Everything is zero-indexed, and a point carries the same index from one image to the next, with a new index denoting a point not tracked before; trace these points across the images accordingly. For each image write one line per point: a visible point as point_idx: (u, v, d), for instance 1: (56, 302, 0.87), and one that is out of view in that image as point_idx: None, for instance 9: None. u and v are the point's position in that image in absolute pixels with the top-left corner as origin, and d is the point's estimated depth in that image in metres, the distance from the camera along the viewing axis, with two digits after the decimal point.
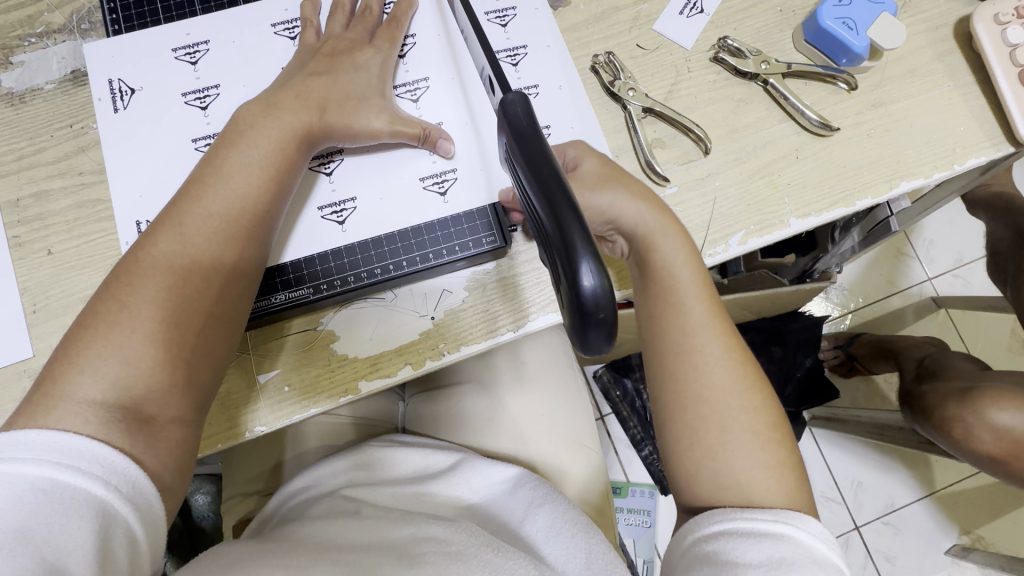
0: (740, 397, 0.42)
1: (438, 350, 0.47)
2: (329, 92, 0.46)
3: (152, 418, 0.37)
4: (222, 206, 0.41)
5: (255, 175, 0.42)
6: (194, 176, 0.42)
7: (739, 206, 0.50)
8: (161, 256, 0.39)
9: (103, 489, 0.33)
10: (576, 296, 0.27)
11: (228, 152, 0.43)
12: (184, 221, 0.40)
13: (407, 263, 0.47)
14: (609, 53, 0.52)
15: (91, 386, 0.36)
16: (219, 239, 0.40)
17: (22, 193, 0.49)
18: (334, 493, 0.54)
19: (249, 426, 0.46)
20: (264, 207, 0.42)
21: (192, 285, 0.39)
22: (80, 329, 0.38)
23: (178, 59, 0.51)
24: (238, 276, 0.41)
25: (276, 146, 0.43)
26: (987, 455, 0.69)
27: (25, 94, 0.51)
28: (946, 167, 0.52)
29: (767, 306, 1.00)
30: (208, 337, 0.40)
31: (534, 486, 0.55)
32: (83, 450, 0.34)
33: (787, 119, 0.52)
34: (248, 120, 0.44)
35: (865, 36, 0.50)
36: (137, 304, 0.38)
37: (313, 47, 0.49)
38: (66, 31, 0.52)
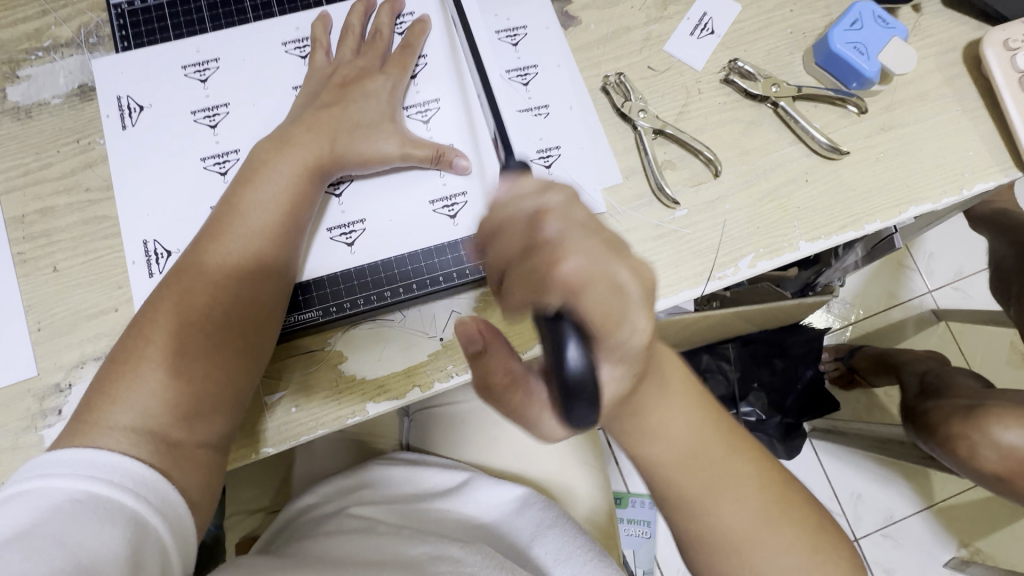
0: (759, 493, 0.41)
1: (446, 371, 0.47)
2: (339, 123, 0.47)
3: (180, 442, 0.39)
4: (242, 240, 0.43)
5: (272, 208, 0.44)
6: (215, 214, 0.44)
7: (749, 228, 0.50)
8: (186, 292, 0.41)
9: (133, 499, 0.35)
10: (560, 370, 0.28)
11: (246, 189, 0.44)
12: (207, 256, 0.42)
13: (416, 286, 0.47)
14: (620, 74, 0.52)
15: (123, 416, 0.38)
16: (239, 273, 0.42)
17: (27, 208, 0.48)
18: (342, 512, 0.53)
19: (257, 446, 0.45)
20: (281, 240, 0.44)
21: (213, 319, 0.41)
22: (114, 363, 0.40)
23: (187, 76, 0.50)
24: (258, 307, 0.42)
25: (290, 180, 0.44)
26: (991, 473, 0.69)
27: (32, 108, 0.50)
28: (954, 192, 0.52)
29: (769, 319, 1.01)
30: (230, 367, 0.41)
31: (541, 507, 0.55)
32: (116, 465, 0.36)
33: (797, 142, 0.52)
34: (263, 156, 0.45)
35: (875, 61, 0.50)
36: (163, 339, 0.40)
37: (324, 73, 0.49)
38: (73, 46, 0.51)
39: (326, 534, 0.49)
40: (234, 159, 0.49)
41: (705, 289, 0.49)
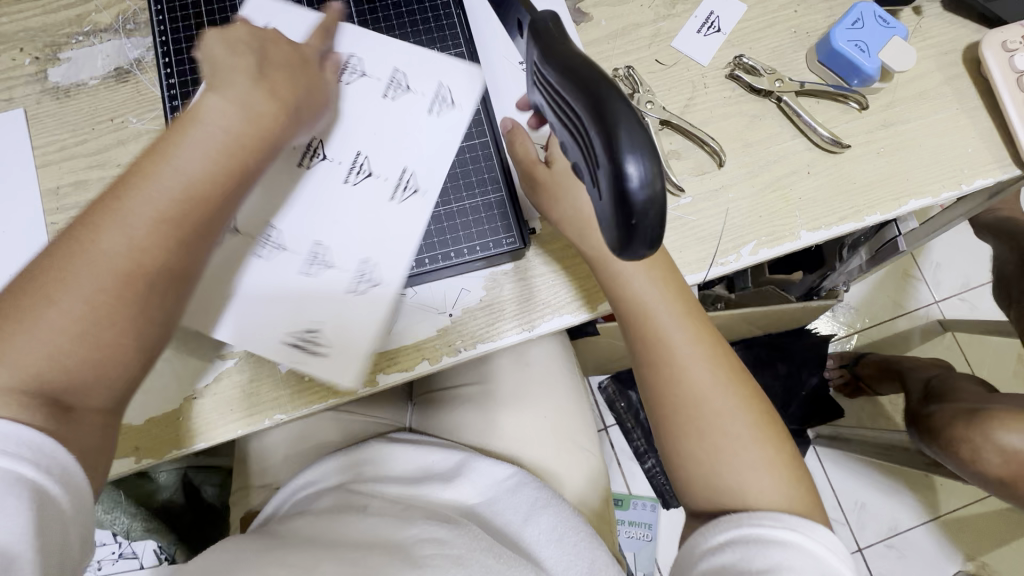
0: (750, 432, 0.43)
1: (454, 346, 0.49)
2: (314, 93, 0.45)
3: (77, 409, 0.35)
4: (167, 190, 0.37)
5: (216, 161, 0.38)
6: (134, 164, 0.38)
7: (751, 217, 0.52)
8: (91, 242, 0.35)
9: (32, 470, 0.32)
10: (622, 194, 0.25)
11: (179, 139, 0.38)
12: (116, 209, 0.36)
13: (429, 261, 0.49)
14: (629, 68, 0.54)
15: (2, 375, 0.32)
16: (156, 234, 0.36)
17: (62, 181, 0.51)
18: (338, 489, 0.55)
19: (270, 413, 0.47)
20: (216, 208, 0.39)
21: (125, 278, 0.35)
22: None
23: (212, 73, 0.52)
24: (179, 270, 0.37)
25: (238, 132, 0.39)
26: (994, 477, 0.69)
27: (70, 88, 0.53)
28: (954, 187, 0.53)
29: (773, 321, 1.01)
30: (152, 336, 0.37)
31: (533, 489, 0.56)
32: (15, 435, 0.32)
33: (800, 136, 0.54)
34: (206, 105, 0.39)
35: (875, 59, 0.52)
36: (57, 293, 0.34)
37: (323, 58, 0.50)
38: (111, 31, 0.54)
39: (318, 513, 0.51)
40: None
41: (708, 274, 0.51)
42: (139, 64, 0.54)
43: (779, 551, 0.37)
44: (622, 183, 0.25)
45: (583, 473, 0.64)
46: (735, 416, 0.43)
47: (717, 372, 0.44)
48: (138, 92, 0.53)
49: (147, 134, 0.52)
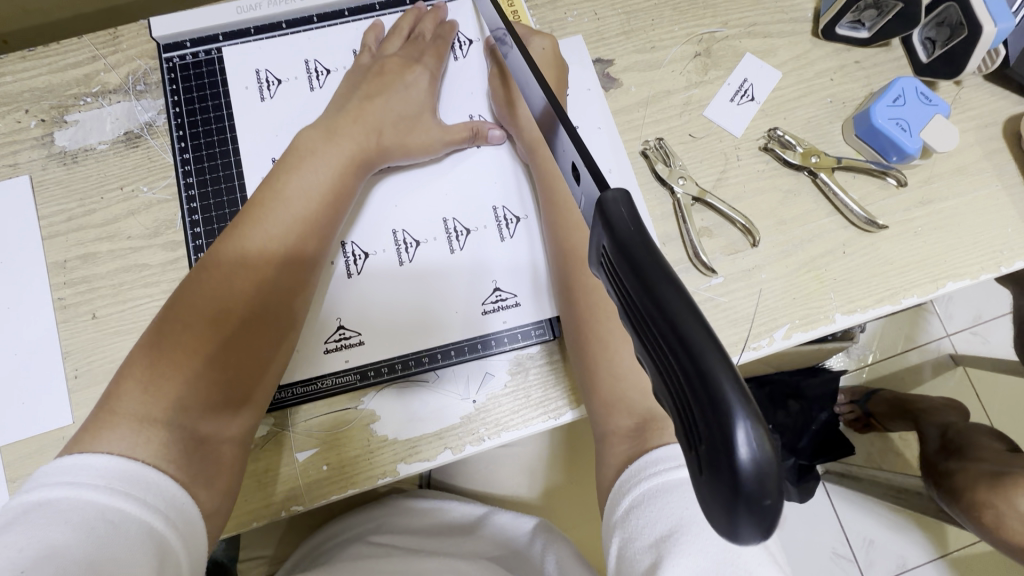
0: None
1: (478, 435, 0.47)
2: (382, 110, 0.48)
3: (207, 439, 0.37)
4: (283, 224, 0.42)
5: (316, 198, 0.43)
6: (255, 196, 0.43)
7: (785, 299, 0.50)
8: (213, 282, 0.39)
9: (162, 522, 0.32)
10: (720, 467, 0.16)
11: (291, 174, 0.44)
12: (244, 241, 0.41)
13: (468, 347, 0.47)
14: (660, 139, 0.52)
15: (151, 406, 0.36)
16: (278, 260, 0.41)
17: (69, 254, 0.49)
18: (361, 539, 0.55)
19: (291, 504, 0.45)
20: (323, 228, 0.43)
21: (245, 306, 0.39)
22: (138, 353, 0.38)
23: (252, 95, 0.51)
24: (289, 296, 0.41)
25: (337, 167, 0.44)
26: (1018, 545, 0.68)
27: (78, 153, 0.51)
28: (993, 269, 0.51)
29: (789, 362, 0.99)
30: (256, 374, 0.40)
31: (551, 530, 0.53)
32: (135, 475, 0.33)
33: (835, 213, 0.52)
34: (307, 149, 0.45)
35: (917, 138, 0.50)
36: (198, 324, 0.38)
37: (363, 66, 0.50)
38: (121, 92, 0.52)
39: (346, 559, 0.50)
40: None
41: (740, 358, 0.49)
42: (150, 128, 0.51)
43: (679, 498, 0.33)
44: (718, 454, 0.16)
45: None
46: None
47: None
48: (149, 158, 0.51)
49: (158, 203, 0.50)
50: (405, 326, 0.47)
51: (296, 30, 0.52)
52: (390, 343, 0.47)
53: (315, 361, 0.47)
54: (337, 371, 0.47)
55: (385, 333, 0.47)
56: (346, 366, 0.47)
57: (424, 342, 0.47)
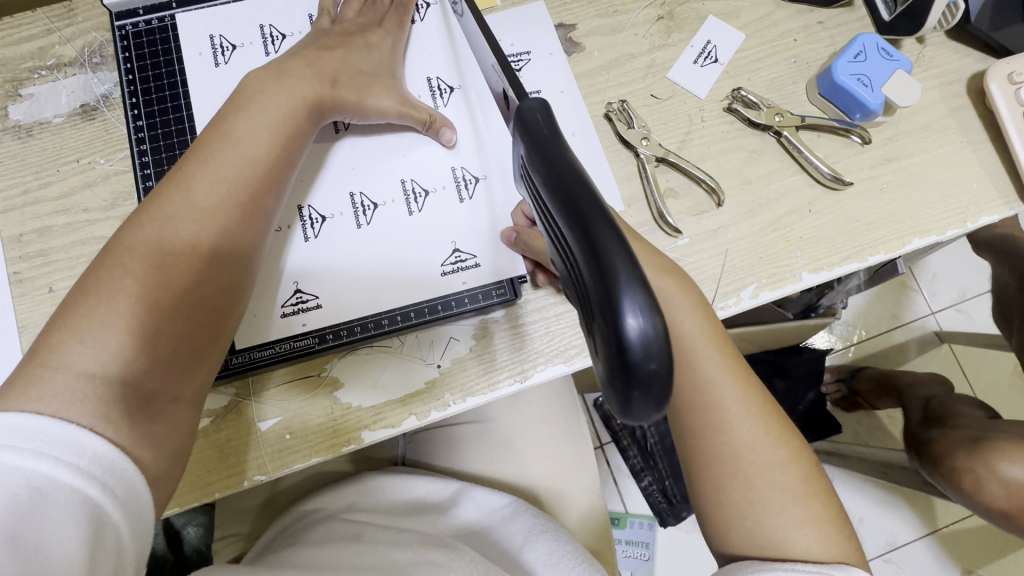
0: (768, 444, 0.41)
1: (443, 400, 0.46)
2: (340, 66, 0.46)
3: (154, 396, 0.35)
4: (231, 168, 0.40)
5: (266, 143, 0.41)
6: (200, 141, 0.41)
7: (751, 258, 0.50)
8: (156, 229, 0.37)
9: (96, 490, 0.31)
10: (618, 343, 0.21)
11: (238, 118, 0.42)
12: (190, 186, 0.39)
13: (428, 309, 0.46)
14: (623, 102, 0.52)
15: (89, 357, 0.34)
16: (227, 206, 0.39)
17: (25, 228, 0.48)
18: (333, 519, 0.54)
19: (252, 475, 0.44)
20: (275, 174, 0.42)
21: (193, 253, 0.38)
22: (74, 301, 0.35)
23: (206, 61, 0.50)
24: (240, 243, 0.40)
25: (286, 112, 0.43)
26: (998, 509, 0.68)
27: (33, 127, 0.50)
28: (959, 225, 0.51)
29: (772, 339, 0.98)
30: (208, 325, 0.38)
31: (526, 514, 0.55)
32: (68, 438, 0.31)
33: (800, 172, 0.52)
34: (254, 94, 0.43)
35: (880, 94, 0.50)
36: (140, 269, 0.36)
37: (323, 31, 0.49)
38: (76, 65, 0.51)
39: (320, 543, 0.50)
40: None
41: None
42: (107, 100, 0.51)
43: None
44: (618, 334, 0.21)
45: (581, 511, 0.62)
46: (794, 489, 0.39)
47: (734, 377, 0.41)
48: (105, 130, 0.50)
49: (115, 175, 0.49)
50: (363, 289, 0.46)
51: None
52: (347, 306, 0.46)
53: (271, 326, 0.45)
54: (293, 337, 0.46)
55: (343, 298, 0.46)
56: (303, 330, 0.46)
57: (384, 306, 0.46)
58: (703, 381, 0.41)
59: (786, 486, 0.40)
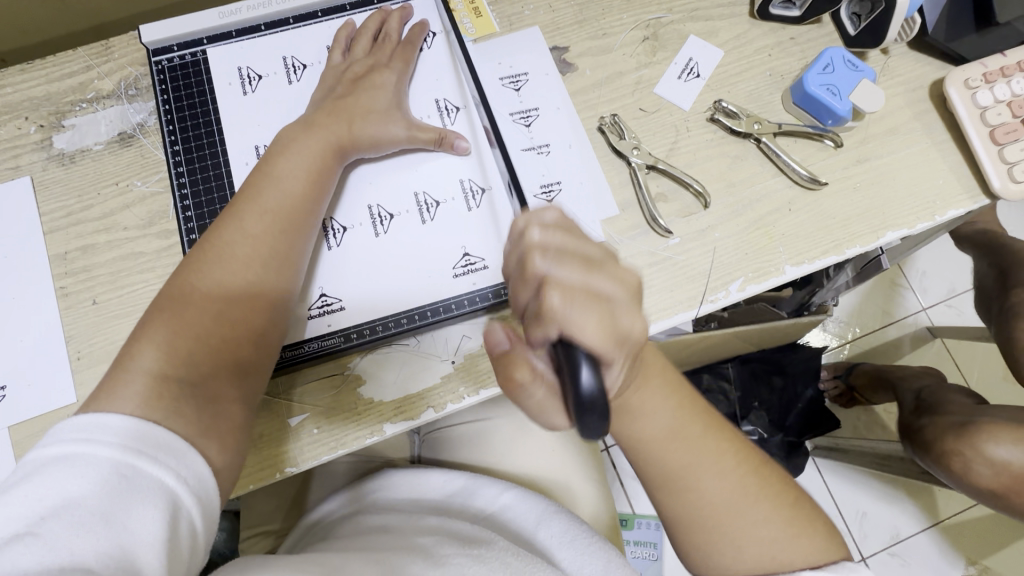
0: (750, 500, 0.45)
1: (458, 393, 0.50)
2: (356, 108, 0.51)
3: (216, 396, 0.40)
4: (275, 200, 0.46)
5: (303, 178, 0.47)
6: (249, 181, 0.47)
7: (738, 255, 0.54)
8: (213, 256, 0.43)
9: (175, 481, 0.34)
10: (576, 391, 0.32)
11: (279, 158, 0.48)
12: (240, 218, 0.45)
13: (442, 309, 0.51)
14: (614, 115, 0.57)
15: (162, 361, 0.39)
16: (273, 231, 0.45)
17: (69, 246, 0.52)
18: (357, 515, 0.56)
19: (284, 467, 0.48)
20: (311, 203, 0.47)
21: (242, 275, 0.43)
22: (147, 319, 0.41)
23: (235, 89, 0.55)
24: (284, 263, 0.45)
25: (318, 148, 0.48)
26: (987, 489, 0.72)
27: (75, 154, 0.55)
28: (928, 219, 0.56)
29: (768, 338, 1.02)
30: (257, 334, 0.43)
31: (538, 498, 0.58)
32: (143, 432, 0.35)
33: (780, 174, 0.56)
34: (287, 139, 0.49)
35: (847, 102, 0.54)
36: (202, 290, 0.42)
37: (338, 69, 0.54)
38: (114, 97, 0.56)
39: (346, 535, 0.52)
40: None
41: (699, 311, 0.53)
42: (142, 128, 0.55)
43: None
44: (576, 383, 0.32)
45: (589, 499, 0.66)
46: (773, 525, 0.45)
47: (709, 443, 0.46)
48: (142, 155, 0.55)
49: (151, 196, 0.54)
50: (382, 294, 0.51)
51: (274, 30, 0.57)
52: (368, 308, 0.50)
53: (301, 327, 0.49)
54: (321, 336, 0.50)
55: (365, 301, 0.50)
56: (329, 330, 0.50)
57: (401, 309, 0.50)
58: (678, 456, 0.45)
59: (775, 532, 0.45)
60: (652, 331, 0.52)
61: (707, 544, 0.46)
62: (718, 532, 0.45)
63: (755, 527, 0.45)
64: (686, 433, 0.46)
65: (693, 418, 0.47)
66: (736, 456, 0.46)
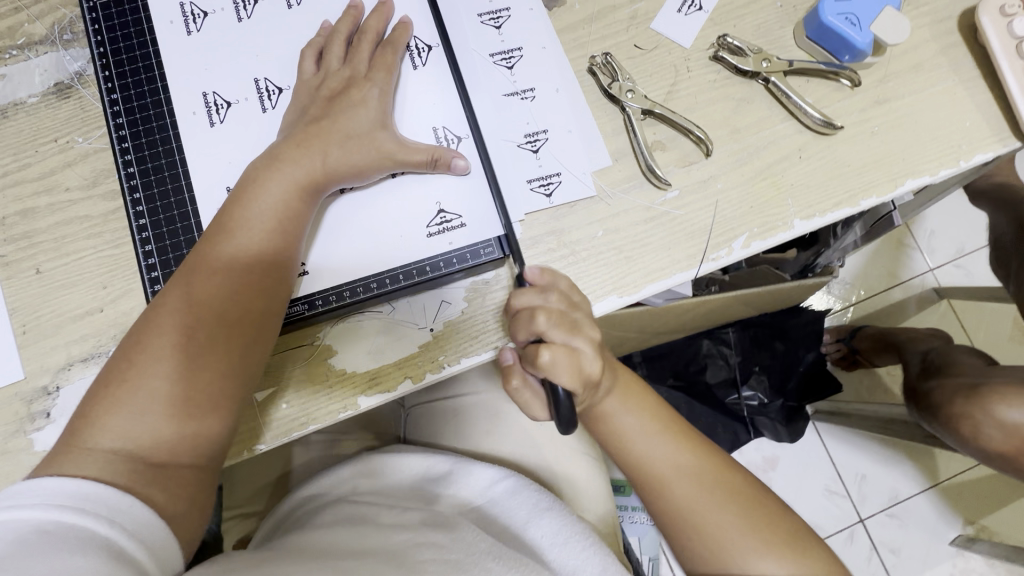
0: (723, 503, 0.43)
1: (438, 362, 0.46)
2: (329, 138, 0.44)
3: (165, 463, 0.39)
4: (233, 260, 0.41)
5: (264, 228, 0.42)
6: (211, 228, 0.43)
7: (742, 207, 0.49)
8: (164, 318, 0.40)
9: (106, 526, 0.34)
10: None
11: (238, 205, 0.43)
12: (193, 274, 0.41)
13: (417, 272, 0.46)
14: (607, 54, 0.51)
15: (111, 437, 0.38)
16: (225, 300, 0.41)
17: (7, 210, 0.48)
18: (341, 500, 0.52)
19: (253, 442, 0.45)
20: (273, 267, 0.42)
21: (192, 338, 0.40)
22: (102, 388, 0.39)
23: (178, 29, 0.49)
24: (243, 344, 0.41)
25: (280, 195, 0.43)
26: (995, 452, 0.69)
27: (7, 108, 0.49)
28: (952, 164, 0.50)
29: (771, 302, 0.97)
30: (209, 407, 0.40)
31: (533, 492, 0.53)
32: (77, 488, 0.35)
33: (790, 118, 0.51)
34: (256, 172, 0.44)
35: (867, 33, 0.49)
36: (148, 358, 0.39)
37: (311, 83, 0.47)
38: (47, 43, 0.50)
39: (324, 526, 0.47)
40: (226, 106, 0.48)
41: (699, 271, 0.48)
42: (81, 78, 0.50)
43: None
44: (553, 396, 0.40)
45: (587, 476, 0.61)
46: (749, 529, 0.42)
47: (676, 449, 0.45)
48: (82, 108, 0.49)
49: (95, 153, 0.49)
50: (352, 256, 0.46)
51: None
52: (336, 272, 0.46)
53: None
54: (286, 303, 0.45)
55: (331, 264, 0.46)
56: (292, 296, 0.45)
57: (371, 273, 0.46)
58: (646, 467, 0.45)
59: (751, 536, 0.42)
60: (646, 294, 0.48)
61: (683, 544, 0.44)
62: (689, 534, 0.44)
63: (730, 529, 0.43)
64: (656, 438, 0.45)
65: (659, 424, 0.45)
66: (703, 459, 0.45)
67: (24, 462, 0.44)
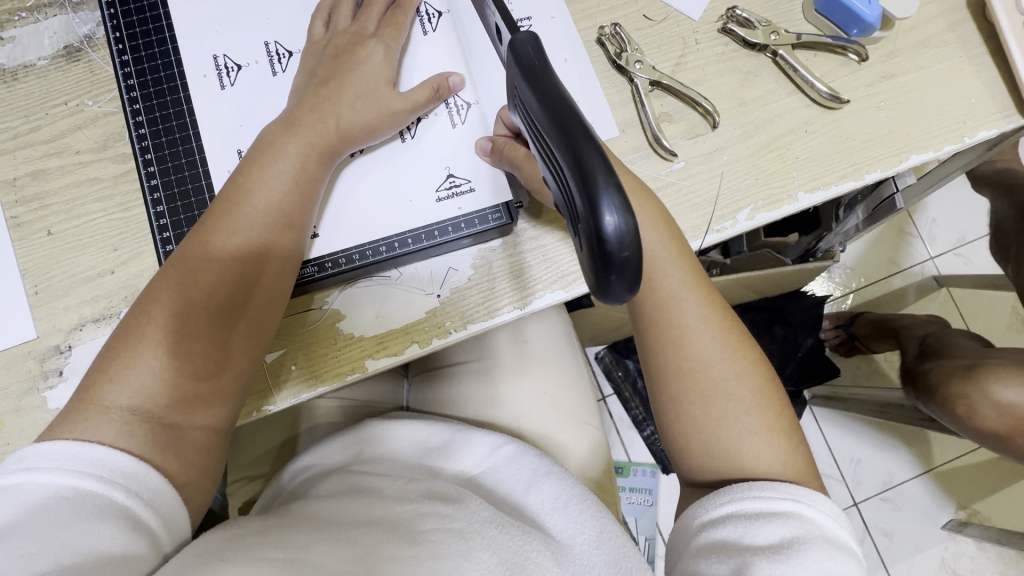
0: (775, 442, 0.41)
1: (444, 328, 0.47)
2: (341, 99, 0.45)
3: (178, 424, 0.39)
4: (249, 223, 0.42)
5: (279, 194, 0.42)
6: (224, 192, 0.43)
7: (748, 180, 0.50)
8: (178, 278, 0.40)
9: (122, 495, 0.35)
10: (597, 239, 0.25)
11: (254, 170, 0.43)
12: (207, 237, 0.41)
13: (425, 236, 0.47)
14: (615, 25, 0.51)
15: (124, 396, 0.38)
16: (239, 262, 0.41)
17: (18, 172, 0.48)
18: (340, 470, 0.52)
19: (261, 405, 0.46)
20: (289, 231, 0.43)
21: (207, 299, 0.40)
22: (113, 347, 0.40)
23: None
24: (257, 305, 0.42)
25: (296, 162, 0.43)
26: (988, 431, 0.70)
27: (18, 70, 0.49)
28: (956, 140, 0.50)
29: (771, 286, 0.97)
30: (222, 364, 0.40)
31: (534, 458, 0.53)
32: (88, 455, 0.36)
33: (797, 92, 0.51)
34: (270, 138, 0.44)
35: (876, 6, 0.50)
36: (163, 318, 0.39)
37: (320, 46, 0.47)
38: (56, 5, 0.50)
39: (324, 496, 0.47)
40: (237, 70, 0.48)
41: (704, 242, 0.49)
42: (91, 41, 0.50)
43: (739, 526, 0.37)
44: (595, 229, 0.24)
45: (585, 446, 0.62)
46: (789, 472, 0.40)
47: (744, 369, 0.42)
48: (91, 72, 0.50)
49: (104, 117, 0.49)
50: (360, 217, 0.47)
51: None
52: (345, 233, 0.46)
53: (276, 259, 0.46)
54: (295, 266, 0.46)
55: (339, 227, 0.46)
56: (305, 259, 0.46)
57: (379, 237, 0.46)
58: (709, 373, 0.41)
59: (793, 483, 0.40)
60: None
61: (721, 471, 0.41)
62: (690, 394, 0.41)
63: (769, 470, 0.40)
64: (679, 268, 0.43)
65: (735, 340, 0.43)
66: (770, 393, 0.42)
67: (37, 419, 0.45)
